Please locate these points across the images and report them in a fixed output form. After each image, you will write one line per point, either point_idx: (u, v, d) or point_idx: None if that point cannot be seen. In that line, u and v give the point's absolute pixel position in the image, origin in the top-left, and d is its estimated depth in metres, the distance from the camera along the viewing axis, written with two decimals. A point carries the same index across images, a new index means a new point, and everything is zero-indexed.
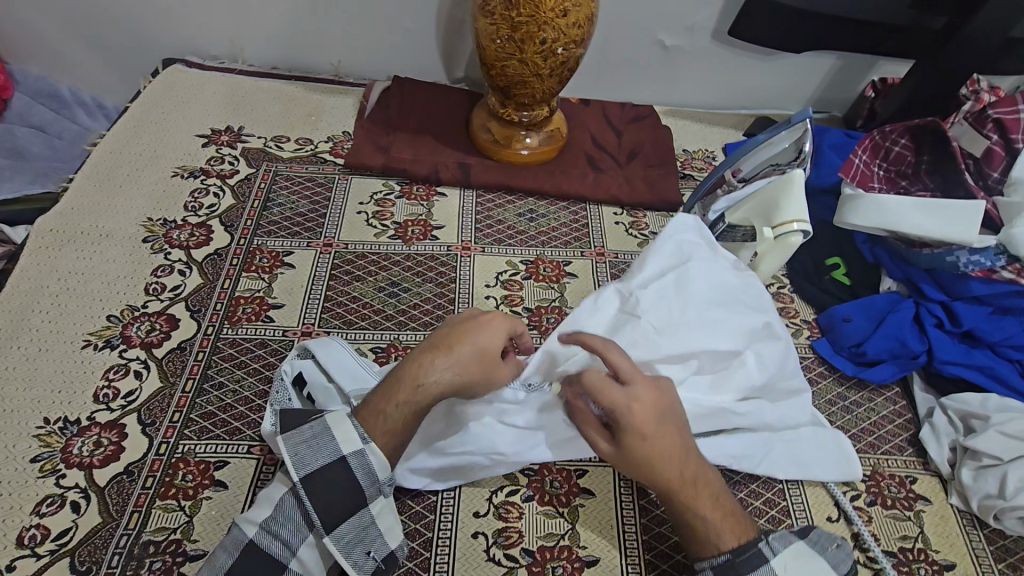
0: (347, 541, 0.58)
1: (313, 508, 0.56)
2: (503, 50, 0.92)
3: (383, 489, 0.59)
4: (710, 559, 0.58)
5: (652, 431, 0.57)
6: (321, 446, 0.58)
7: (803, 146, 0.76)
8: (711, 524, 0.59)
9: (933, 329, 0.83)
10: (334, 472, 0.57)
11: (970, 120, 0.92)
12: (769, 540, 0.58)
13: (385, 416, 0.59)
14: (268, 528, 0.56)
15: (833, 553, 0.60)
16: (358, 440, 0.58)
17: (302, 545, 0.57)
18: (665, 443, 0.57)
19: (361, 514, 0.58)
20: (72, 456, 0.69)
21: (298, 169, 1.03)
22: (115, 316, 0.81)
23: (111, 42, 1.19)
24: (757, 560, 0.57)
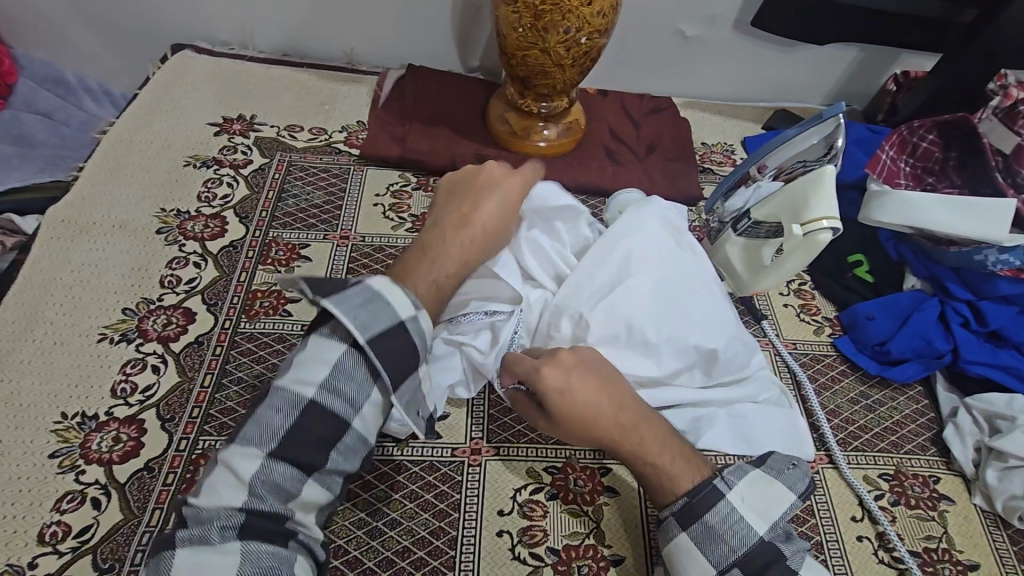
0: (407, 399, 0.60)
1: (379, 363, 0.57)
2: (524, 39, 0.90)
3: (431, 351, 0.62)
4: (669, 506, 0.60)
5: (573, 384, 0.60)
6: (378, 309, 0.57)
7: (835, 141, 0.74)
8: (664, 470, 0.61)
9: (958, 328, 0.83)
10: (397, 335, 0.58)
11: (1000, 115, 0.91)
12: (723, 477, 0.60)
13: (437, 267, 0.66)
14: (329, 387, 0.55)
15: (788, 477, 0.63)
16: (411, 304, 0.59)
17: (364, 406, 0.57)
18: (586, 394, 0.60)
19: (414, 377, 0.61)
20: (91, 452, 0.68)
21: (312, 160, 1.01)
22: (131, 309, 0.80)
23: (119, 27, 1.16)
24: (714, 497, 0.59)
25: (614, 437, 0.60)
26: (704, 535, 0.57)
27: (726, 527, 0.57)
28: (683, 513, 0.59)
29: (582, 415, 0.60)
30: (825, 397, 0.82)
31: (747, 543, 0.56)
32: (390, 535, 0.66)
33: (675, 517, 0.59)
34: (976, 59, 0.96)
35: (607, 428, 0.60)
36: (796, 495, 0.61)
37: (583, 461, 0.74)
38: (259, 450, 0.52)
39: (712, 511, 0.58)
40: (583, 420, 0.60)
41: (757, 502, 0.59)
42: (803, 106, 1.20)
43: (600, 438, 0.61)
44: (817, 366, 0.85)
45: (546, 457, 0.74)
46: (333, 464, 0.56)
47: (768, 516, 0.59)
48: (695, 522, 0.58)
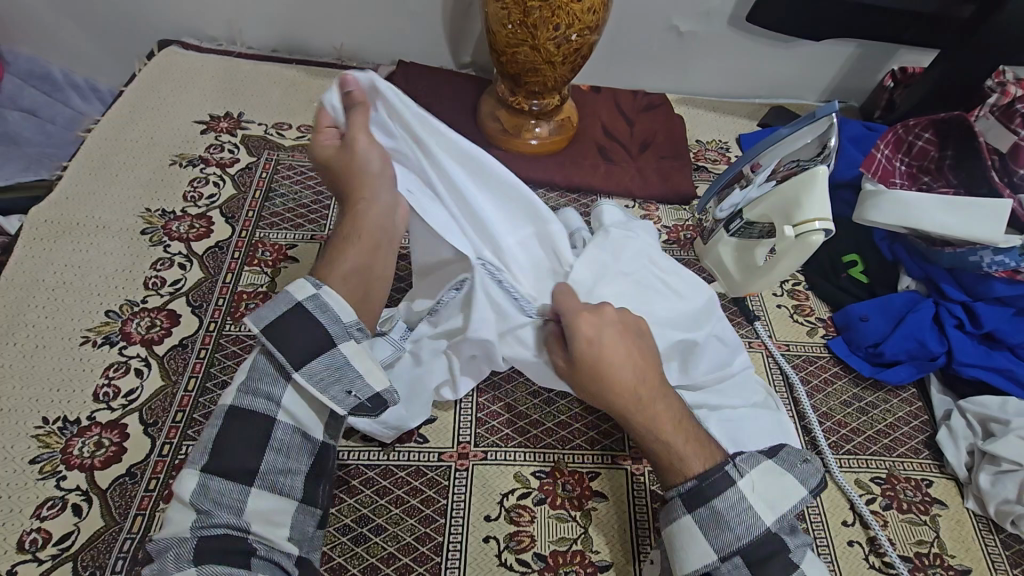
0: (324, 381, 0.58)
1: (277, 350, 0.57)
2: (514, 36, 0.88)
3: (352, 331, 0.59)
4: (677, 486, 0.60)
5: (598, 337, 0.62)
6: (278, 300, 0.58)
7: (828, 141, 0.71)
8: (674, 448, 0.61)
9: (953, 330, 0.82)
10: (294, 321, 0.57)
11: (997, 113, 0.90)
12: (735, 463, 0.60)
13: (335, 264, 0.64)
14: (246, 388, 0.57)
15: (801, 471, 0.61)
16: (310, 285, 0.59)
17: (283, 395, 0.58)
18: (616, 352, 0.61)
19: (334, 359, 0.58)
20: (72, 457, 0.67)
21: (300, 158, 1.00)
22: (114, 311, 0.79)
23: (105, 23, 1.14)
24: (724, 483, 0.58)
25: (634, 399, 0.61)
26: (708, 520, 0.58)
27: (732, 513, 0.57)
28: (690, 494, 0.59)
29: (607, 362, 0.61)
30: (818, 400, 0.82)
31: (752, 531, 0.57)
32: (375, 542, 0.65)
33: (681, 499, 0.59)
34: (973, 56, 0.94)
35: (631, 384, 0.61)
36: (808, 489, 0.60)
37: (572, 465, 0.73)
38: (196, 465, 0.54)
39: (721, 498, 0.58)
40: (613, 367, 0.61)
41: (769, 490, 0.59)
42: (799, 103, 1.19)
43: (618, 405, 0.62)
44: (809, 368, 0.84)
45: (534, 461, 0.73)
46: (270, 464, 0.56)
47: (778, 507, 0.58)
48: (702, 505, 0.58)
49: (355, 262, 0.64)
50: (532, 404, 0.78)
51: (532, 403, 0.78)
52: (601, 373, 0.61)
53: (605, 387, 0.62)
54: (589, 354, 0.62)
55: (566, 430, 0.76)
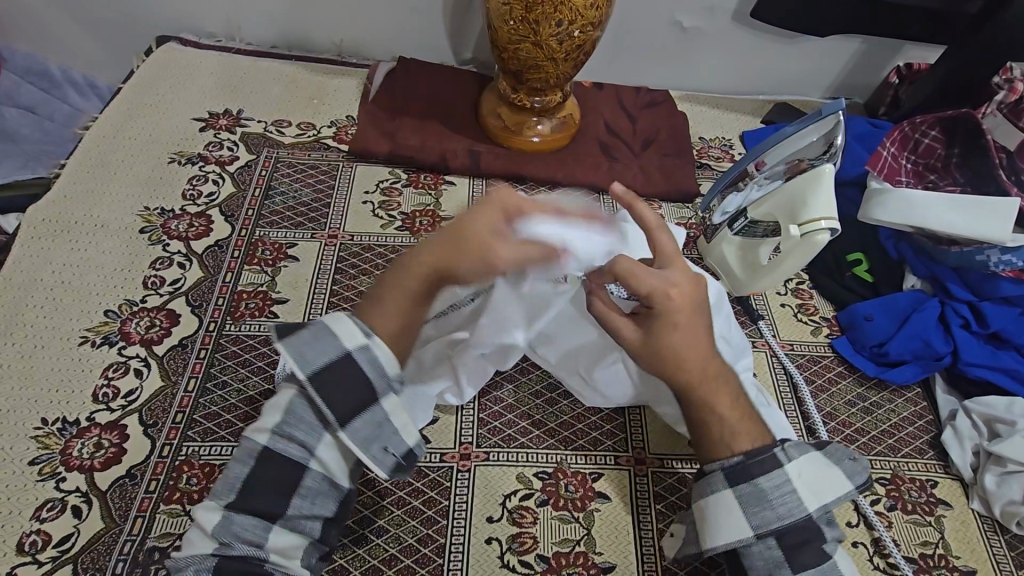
0: (363, 436, 0.57)
1: (323, 402, 0.56)
2: (515, 32, 0.87)
3: (393, 384, 0.58)
4: (724, 459, 0.60)
5: (675, 312, 0.59)
6: (324, 344, 0.57)
7: (834, 139, 0.72)
8: (731, 428, 0.60)
9: (958, 330, 0.81)
10: (342, 368, 0.56)
11: (1004, 111, 0.91)
12: (785, 446, 0.60)
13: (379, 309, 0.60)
14: (281, 433, 0.56)
15: (848, 467, 0.60)
16: (362, 334, 0.57)
17: (318, 445, 0.57)
18: (688, 335, 0.59)
19: (372, 412, 0.57)
20: (72, 459, 0.66)
21: (300, 156, 0.99)
22: (113, 311, 0.78)
23: (102, 19, 1.13)
24: (773, 463, 0.58)
25: (696, 377, 0.60)
26: (750, 498, 0.58)
27: (776, 494, 0.57)
28: (734, 470, 0.59)
29: (678, 343, 0.59)
30: (822, 400, 0.81)
31: (795, 513, 0.57)
32: (377, 544, 0.65)
33: (723, 473, 0.59)
34: (979, 52, 0.93)
35: (697, 363, 0.60)
36: (853, 484, 0.59)
37: (575, 466, 0.73)
38: (220, 501, 0.55)
39: (767, 477, 0.58)
40: (684, 345, 0.59)
41: (815, 479, 0.58)
42: (803, 100, 1.18)
43: (685, 374, 0.60)
44: (813, 368, 0.84)
45: (537, 462, 0.73)
46: (297, 509, 0.56)
47: (822, 496, 0.58)
48: (745, 482, 0.58)
49: (398, 310, 0.60)
50: (534, 405, 0.77)
51: (533, 404, 0.77)
52: (672, 356, 0.59)
53: (674, 366, 0.60)
54: (659, 332, 0.60)
55: (568, 431, 0.76)
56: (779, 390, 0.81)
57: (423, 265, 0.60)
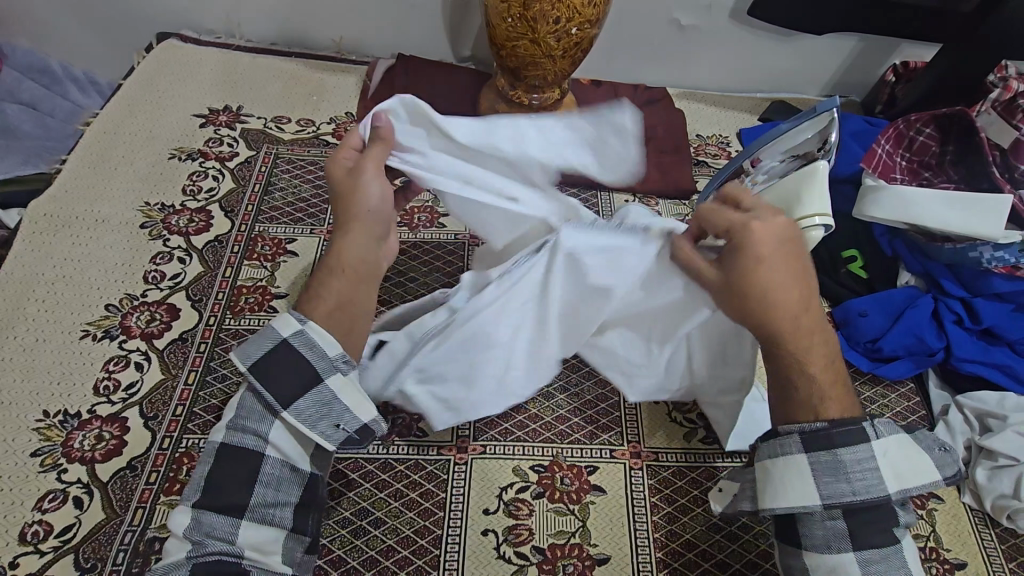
0: (312, 416, 0.55)
1: (267, 391, 0.54)
2: (514, 29, 0.88)
3: (337, 364, 0.55)
4: (801, 424, 0.55)
5: (773, 256, 0.56)
6: (263, 337, 0.55)
7: (829, 135, 0.73)
8: (818, 389, 0.56)
9: (951, 326, 0.82)
10: (280, 356, 0.54)
11: (998, 109, 0.89)
12: (874, 422, 0.55)
13: (319, 299, 0.58)
14: (235, 426, 0.54)
15: (938, 457, 0.57)
16: (294, 320, 0.55)
17: (269, 430, 0.54)
18: (784, 278, 0.56)
19: (316, 391, 0.54)
20: (73, 450, 0.67)
21: (299, 152, 1.00)
22: (114, 305, 0.79)
23: (102, 16, 1.14)
24: (859, 436, 0.54)
25: (794, 330, 0.56)
26: (825, 468, 0.53)
27: (857, 468, 0.53)
28: (816, 435, 0.54)
29: (769, 284, 0.56)
30: None
31: (873, 491, 0.53)
32: (374, 535, 0.66)
33: (801, 436, 0.54)
34: (972, 51, 0.94)
35: (792, 313, 0.56)
36: (941, 475, 0.56)
37: (571, 458, 0.74)
38: (187, 501, 0.52)
39: (849, 448, 0.53)
40: (776, 284, 0.56)
41: (903, 461, 0.54)
42: (800, 98, 1.18)
43: (777, 329, 0.56)
44: None
45: (533, 455, 0.73)
46: (261, 499, 0.53)
47: (906, 480, 0.54)
48: (824, 450, 0.53)
49: (336, 287, 0.58)
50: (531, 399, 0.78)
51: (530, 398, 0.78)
52: (762, 294, 0.56)
53: (766, 306, 0.56)
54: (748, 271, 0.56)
55: (565, 424, 0.76)
56: None
57: (347, 243, 0.59)
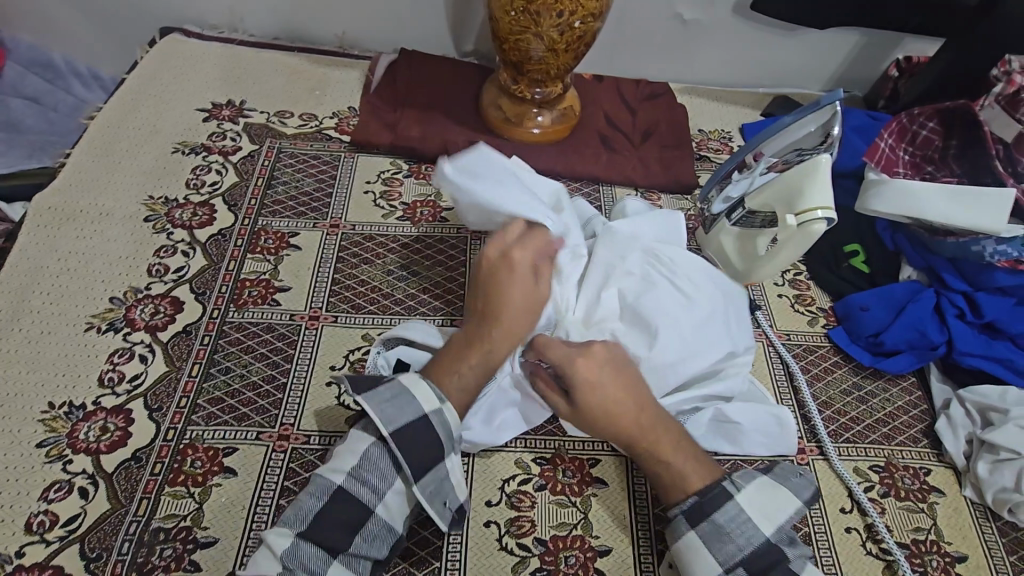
0: (430, 491, 0.61)
1: (403, 455, 0.60)
2: (516, 23, 0.88)
3: (455, 444, 0.63)
4: (681, 503, 0.63)
5: (600, 378, 0.65)
6: (404, 403, 0.61)
7: (830, 129, 0.72)
8: (678, 470, 0.64)
9: (954, 320, 0.82)
10: (416, 426, 0.61)
11: (1002, 102, 0.89)
12: (732, 479, 0.63)
13: (457, 377, 0.65)
14: (358, 476, 0.59)
15: (795, 484, 0.65)
16: (436, 398, 0.62)
17: (389, 490, 0.60)
18: (614, 394, 0.65)
19: (438, 467, 0.62)
20: (78, 441, 0.68)
21: (302, 147, 1.00)
22: (118, 298, 0.79)
23: (105, 10, 1.14)
24: (723, 497, 0.62)
25: (635, 430, 0.65)
26: (710, 534, 0.61)
27: (732, 524, 0.61)
28: (693, 510, 0.62)
29: (602, 402, 0.65)
30: (817, 389, 0.82)
31: (753, 542, 0.60)
32: None
33: (684, 516, 0.62)
34: (975, 46, 0.94)
35: (633, 419, 0.65)
36: (800, 501, 0.63)
37: (573, 451, 0.74)
38: (292, 528, 0.57)
39: (721, 511, 0.61)
40: (607, 402, 0.65)
41: (764, 505, 0.62)
42: (803, 93, 1.18)
43: (625, 434, 0.65)
44: (809, 357, 0.85)
45: (535, 448, 0.74)
46: (358, 548, 0.58)
47: (774, 519, 0.61)
48: (703, 520, 0.61)
49: (471, 378, 0.65)
50: None
51: None
52: (606, 415, 0.65)
53: (609, 422, 0.65)
54: (590, 400, 0.65)
55: None
56: (775, 379, 0.82)
57: (500, 340, 0.66)
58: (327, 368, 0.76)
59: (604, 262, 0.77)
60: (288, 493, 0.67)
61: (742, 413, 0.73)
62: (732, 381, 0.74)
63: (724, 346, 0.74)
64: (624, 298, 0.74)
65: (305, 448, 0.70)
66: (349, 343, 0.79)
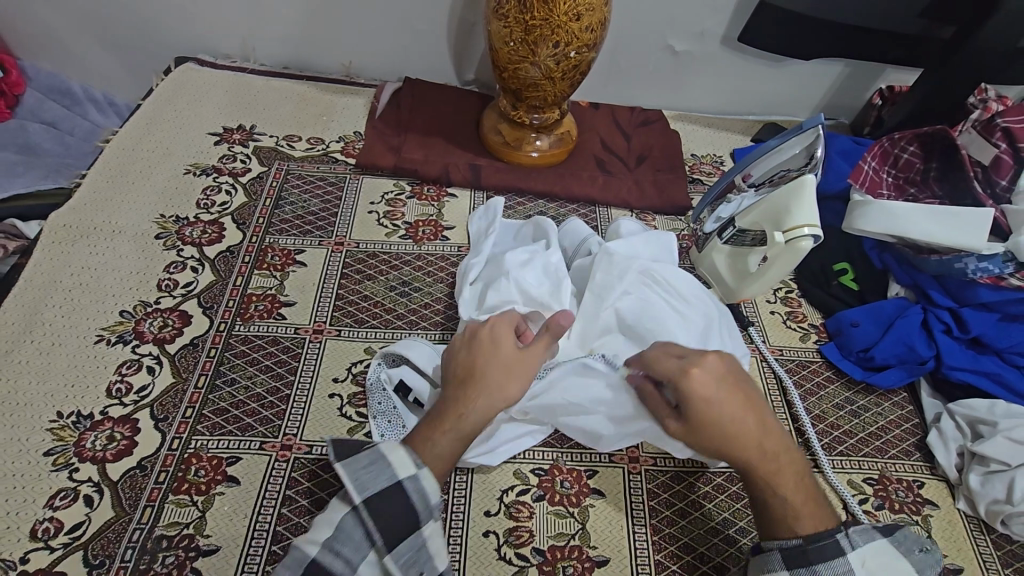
0: (405, 560, 0.56)
1: (376, 524, 0.56)
2: (515, 53, 0.92)
3: (435, 512, 0.58)
4: (782, 540, 0.59)
5: (721, 396, 0.59)
6: (379, 471, 0.58)
7: (814, 151, 0.76)
8: (794, 506, 0.59)
9: (941, 335, 0.84)
10: (394, 494, 0.57)
11: (979, 128, 0.95)
12: (848, 533, 0.58)
13: (434, 445, 0.60)
14: (330, 546, 0.55)
15: (919, 560, 0.59)
16: (412, 464, 0.58)
17: (362, 561, 0.55)
18: (739, 415, 0.59)
19: (415, 535, 0.57)
20: (85, 450, 0.69)
21: (309, 168, 1.04)
22: (128, 311, 0.81)
23: (122, 42, 1.19)
24: (832, 551, 0.57)
25: (752, 462, 0.59)
26: None
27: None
28: (795, 552, 0.57)
29: (722, 418, 0.59)
30: (811, 403, 0.84)
31: None
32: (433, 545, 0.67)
33: (781, 554, 0.58)
34: (951, 76, 0.98)
35: (753, 449, 0.59)
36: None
37: (570, 463, 0.75)
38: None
39: (826, 563, 0.56)
40: (733, 427, 0.59)
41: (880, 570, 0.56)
42: (790, 120, 1.23)
43: (741, 461, 0.59)
44: (802, 372, 0.87)
45: (533, 459, 0.75)
46: None
47: None
48: (803, 567, 0.56)
49: (451, 446, 0.60)
50: None
51: None
52: (727, 435, 0.59)
53: (729, 441, 0.59)
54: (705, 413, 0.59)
55: (566, 430, 0.78)
56: (769, 393, 0.84)
57: (463, 407, 0.62)
58: (331, 380, 0.78)
59: (599, 285, 0.79)
60: (290, 503, 0.68)
61: None
62: None
63: None
64: (622, 317, 0.78)
65: (308, 458, 0.71)
66: (352, 355, 0.81)
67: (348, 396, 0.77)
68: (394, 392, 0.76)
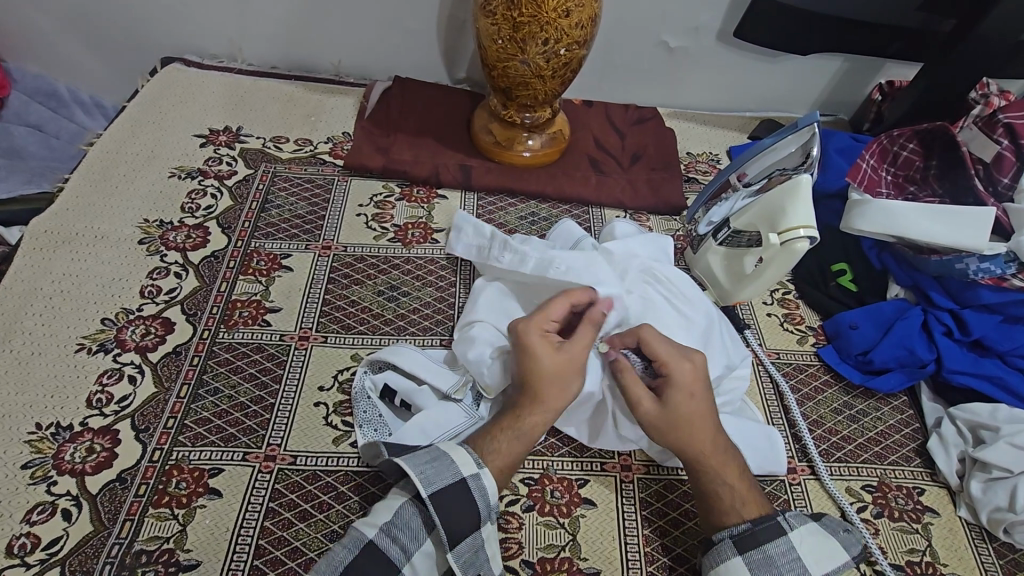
0: (463, 558, 0.58)
1: (438, 517, 0.57)
2: (504, 51, 0.90)
3: (491, 516, 0.60)
4: (731, 527, 0.62)
5: (695, 390, 0.66)
6: (444, 466, 0.59)
7: (810, 150, 0.74)
8: (739, 493, 0.64)
9: (941, 337, 0.82)
10: (456, 491, 0.58)
11: (980, 124, 0.92)
12: (786, 516, 0.62)
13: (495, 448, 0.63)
14: (389, 531, 0.57)
15: (846, 538, 0.62)
16: (474, 463, 0.60)
17: (417, 551, 0.57)
18: (701, 405, 0.66)
19: (475, 534, 0.58)
20: (63, 462, 0.67)
21: (297, 171, 1.02)
22: (110, 319, 0.80)
23: (107, 43, 1.18)
24: (774, 532, 0.60)
25: (702, 449, 0.64)
26: (759, 564, 0.59)
27: (784, 560, 0.59)
28: (743, 536, 0.60)
29: (690, 404, 0.65)
30: (808, 408, 0.82)
31: None
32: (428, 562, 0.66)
33: (733, 540, 0.60)
34: (952, 69, 0.96)
35: (706, 439, 0.65)
36: (850, 556, 0.61)
37: (561, 471, 0.73)
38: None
39: (773, 543, 0.60)
40: (696, 415, 0.65)
41: (815, 549, 0.60)
42: (788, 117, 1.21)
43: (690, 448, 0.65)
44: (800, 376, 0.85)
45: (523, 468, 0.73)
46: None
47: (824, 563, 0.60)
48: (756, 549, 0.59)
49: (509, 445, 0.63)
50: None
51: None
52: (690, 425, 0.65)
53: (689, 428, 0.65)
54: (678, 397, 0.65)
55: (557, 437, 0.76)
56: (765, 398, 0.82)
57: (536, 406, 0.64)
58: (316, 388, 0.76)
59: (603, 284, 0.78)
60: (273, 515, 0.66)
61: (741, 430, 0.73)
62: (726, 395, 0.75)
63: (720, 364, 0.75)
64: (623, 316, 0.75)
65: (292, 469, 0.69)
66: (339, 362, 0.79)
67: (333, 405, 0.75)
68: (380, 398, 0.75)
